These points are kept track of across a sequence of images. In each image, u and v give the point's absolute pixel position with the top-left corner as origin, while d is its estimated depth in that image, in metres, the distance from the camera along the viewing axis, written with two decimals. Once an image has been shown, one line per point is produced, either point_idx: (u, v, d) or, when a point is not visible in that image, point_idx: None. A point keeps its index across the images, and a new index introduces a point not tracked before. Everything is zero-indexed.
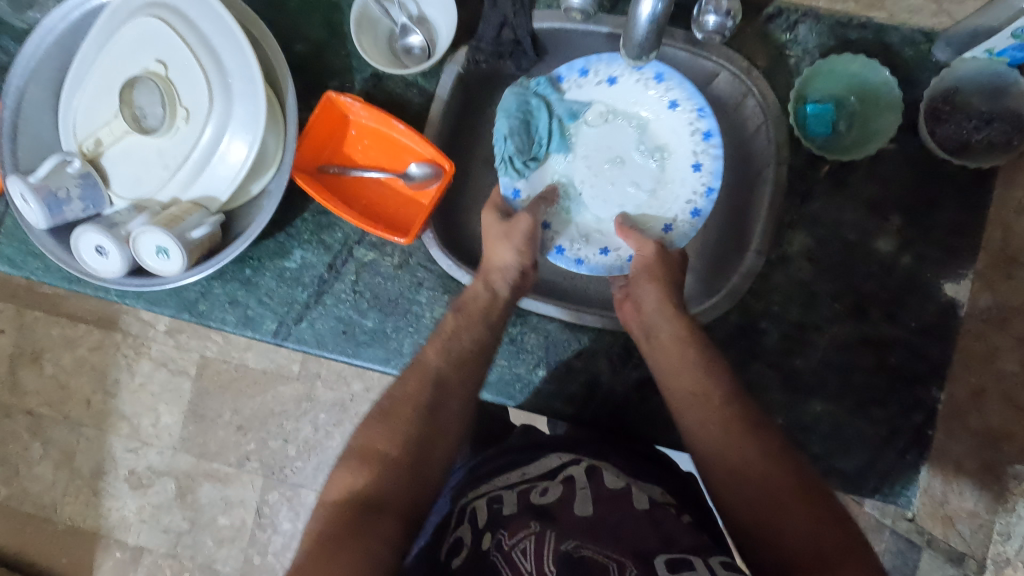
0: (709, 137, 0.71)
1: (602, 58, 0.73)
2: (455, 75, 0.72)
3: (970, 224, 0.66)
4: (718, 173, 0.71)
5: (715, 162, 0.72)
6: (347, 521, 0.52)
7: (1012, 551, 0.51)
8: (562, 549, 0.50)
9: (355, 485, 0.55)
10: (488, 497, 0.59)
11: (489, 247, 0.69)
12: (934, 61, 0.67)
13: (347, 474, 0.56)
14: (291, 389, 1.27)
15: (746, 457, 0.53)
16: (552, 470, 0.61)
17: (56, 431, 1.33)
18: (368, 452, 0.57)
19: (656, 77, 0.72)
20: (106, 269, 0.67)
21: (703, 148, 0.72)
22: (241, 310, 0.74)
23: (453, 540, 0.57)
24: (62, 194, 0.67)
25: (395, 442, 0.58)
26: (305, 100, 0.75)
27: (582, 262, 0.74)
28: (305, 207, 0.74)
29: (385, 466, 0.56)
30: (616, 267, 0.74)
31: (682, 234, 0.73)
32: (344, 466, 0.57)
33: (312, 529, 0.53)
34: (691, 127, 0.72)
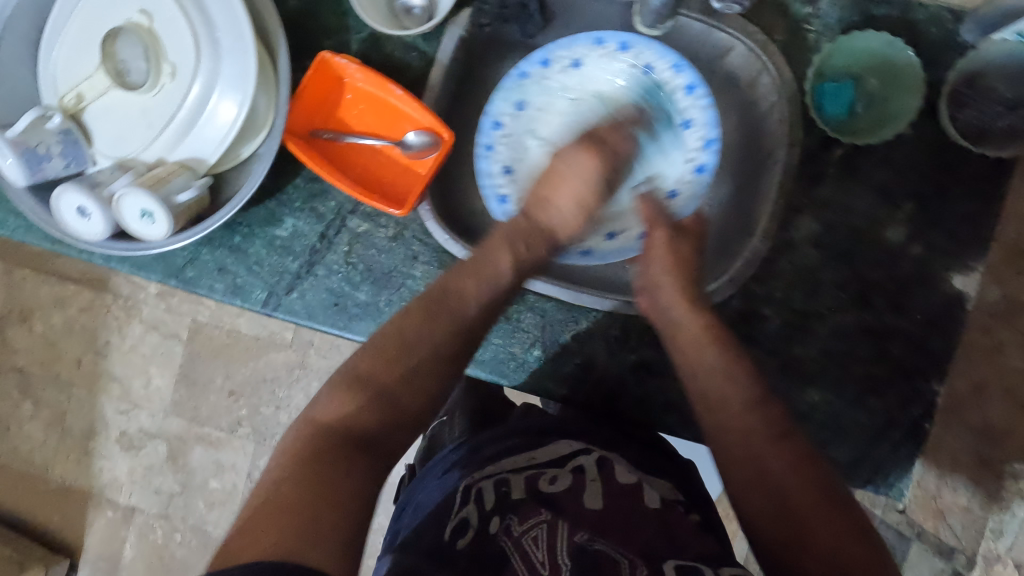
0: (693, 89, 0.68)
1: (560, 44, 0.71)
2: (457, 39, 0.68)
3: (984, 214, 0.64)
4: (712, 123, 0.68)
5: (706, 113, 0.69)
6: (329, 458, 0.54)
7: (1002, 548, 0.54)
8: (576, 541, 0.50)
9: (344, 411, 0.57)
10: (493, 479, 0.58)
11: (557, 190, 0.66)
12: (960, 42, 0.64)
13: (338, 399, 0.58)
14: (283, 356, 1.26)
15: (764, 465, 0.53)
16: (561, 457, 0.61)
17: (48, 390, 1.33)
18: (360, 381, 0.59)
19: (620, 46, 0.70)
20: (89, 231, 0.64)
21: (689, 102, 0.69)
22: (229, 278, 0.71)
23: (458, 519, 0.54)
24: (42, 150, 0.63)
25: (386, 372, 0.59)
26: (298, 59, 0.71)
27: (590, 252, 0.72)
28: (296, 173, 0.71)
29: (377, 405, 0.58)
30: (627, 248, 0.72)
31: (690, 197, 0.71)
32: (336, 391, 0.59)
33: (284, 454, 0.55)
34: (671, 86, 0.70)
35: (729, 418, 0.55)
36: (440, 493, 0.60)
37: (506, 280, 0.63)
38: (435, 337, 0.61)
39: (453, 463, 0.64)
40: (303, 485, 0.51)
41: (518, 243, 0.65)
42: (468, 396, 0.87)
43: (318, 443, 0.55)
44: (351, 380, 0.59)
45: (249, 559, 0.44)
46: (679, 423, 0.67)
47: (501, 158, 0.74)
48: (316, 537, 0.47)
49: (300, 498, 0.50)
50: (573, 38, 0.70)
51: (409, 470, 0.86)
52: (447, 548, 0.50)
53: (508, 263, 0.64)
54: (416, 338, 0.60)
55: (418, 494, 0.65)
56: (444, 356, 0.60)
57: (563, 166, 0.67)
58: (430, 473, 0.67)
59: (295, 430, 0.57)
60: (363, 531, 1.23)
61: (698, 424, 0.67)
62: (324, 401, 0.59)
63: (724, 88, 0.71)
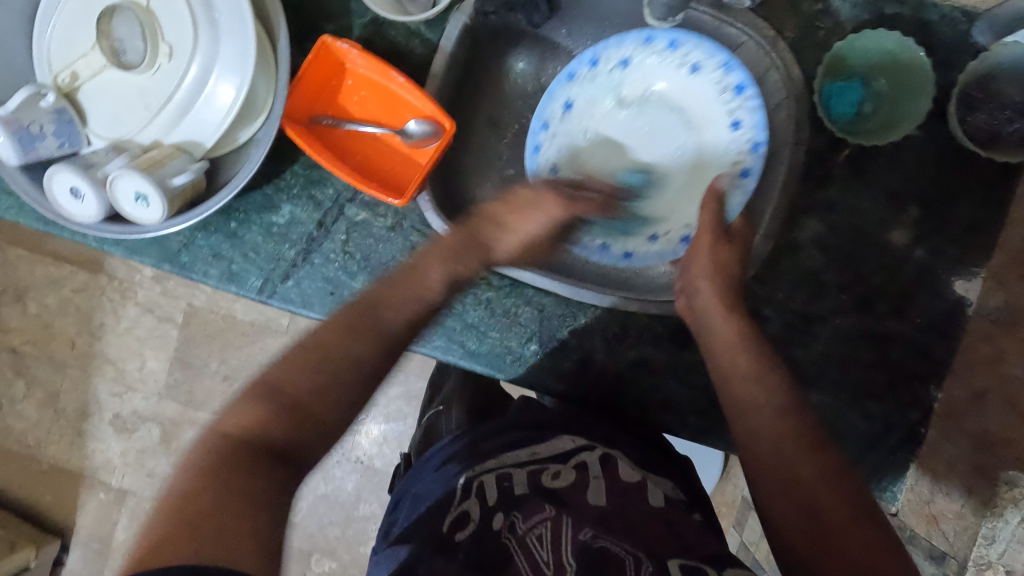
0: (742, 90, 0.65)
1: (609, 43, 0.69)
2: (461, 27, 0.67)
3: (990, 219, 0.63)
4: (760, 125, 0.64)
5: (755, 114, 0.65)
6: (234, 472, 0.48)
7: (994, 555, 0.53)
8: (581, 539, 0.49)
9: (252, 426, 0.51)
10: (495, 474, 0.58)
11: (513, 214, 0.64)
12: (972, 44, 0.63)
13: (247, 408, 0.52)
14: (278, 343, 1.25)
15: (796, 474, 0.52)
16: (562, 453, 0.60)
17: (41, 370, 1.32)
18: (275, 392, 0.54)
19: (669, 45, 0.68)
20: (83, 213, 0.63)
21: (738, 103, 0.66)
22: (225, 264, 0.71)
23: (458, 512, 0.55)
24: (35, 128, 0.62)
25: (306, 378, 0.54)
26: (300, 42, 0.70)
27: (631, 254, 0.71)
28: (295, 159, 0.70)
29: (292, 417, 0.53)
30: (668, 251, 0.70)
31: (737, 199, 0.66)
32: (248, 401, 0.53)
33: (173, 487, 0.47)
34: (720, 87, 0.67)
35: (758, 426, 0.55)
36: (440, 487, 0.60)
37: (437, 296, 0.61)
38: (363, 348, 0.57)
39: (451, 456, 0.64)
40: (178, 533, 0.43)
41: (451, 262, 0.62)
42: (466, 389, 0.87)
43: (222, 461, 0.49)
44: (263, 390, 0.54)
45: None
46: (676, 421, 0.67)
47: (547, 156, 0.73)
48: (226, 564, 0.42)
49: (206, 517, 0.44)
50: (621, 37, 0.69)
51: (404, 458, 0.87)
52: (447, 542, 0.52)
53: (440, 277, 0.62)
54: (352, 354, 0.56)
55: (416, 483, 0.65)
56: (370, 370, 0.57)
57: (524, 200, 0.64)
58: (426, 463, 0.67)
59: (197, 445, 0.51)
60: (356, 519, 1.23)
61: (695, 423, 0.66)
62: (236, 410, 0.52)
63: None
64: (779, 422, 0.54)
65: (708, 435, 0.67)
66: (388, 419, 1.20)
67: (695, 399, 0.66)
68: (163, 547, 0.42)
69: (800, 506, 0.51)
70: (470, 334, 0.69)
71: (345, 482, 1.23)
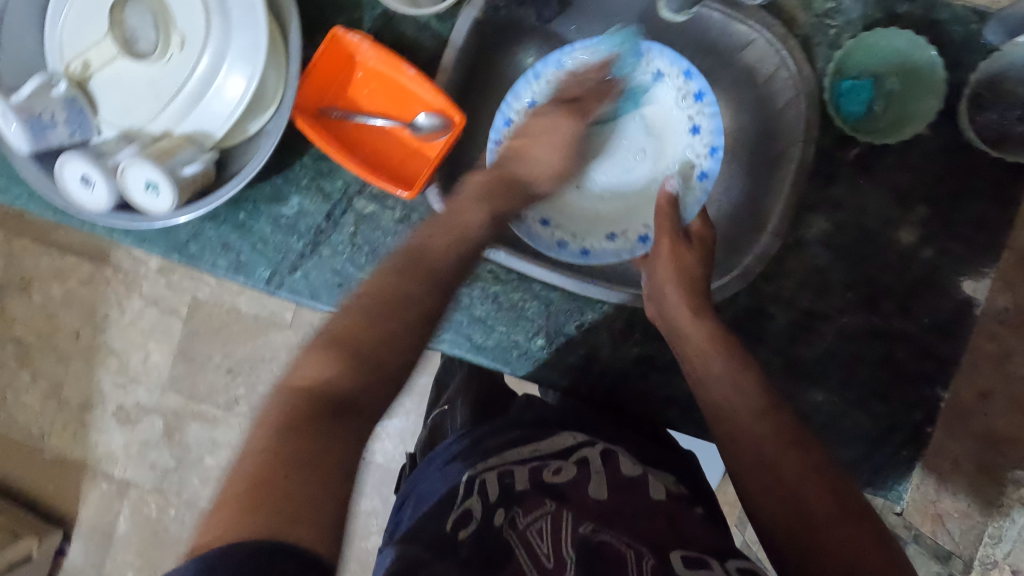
0: (702, 97, 0.70)
1: (579, 45, 0.68)
2: (472, 22, 0.66)
3: (999, 219, 0.63)
4: (718, 130, 0.69)
5: (713, 120, 0.70)
6: (309, 424, 0.46)
7: (999, 554, 0.53)
8: (581, 533, 0.49)
9: (322, 376, 0.49)
10: (498, 470, 0.58)
11: (529, 138, 0.67)
12: (984, 44, 0.63)
13: (316, 358, 0.50)
14: (283, 337, 1.25)
15: (780, 474, 0.52)
16: (564, 450, 0.60)
17: (45, 361, 1.32)
18: (340, 341, 0.51)
19: (637, 54, 0.70)
20: (92, 201, 0.63)
21: (696, 109, 0.71)
22: (233, 255, 0.71)
23: (461, 510, 0.54)
24: (46, 117, 0.63)
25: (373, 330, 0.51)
26: (310, 35, 0.70)
27: (589, 252, 0.71)
28: (303, 151, 0.70)
29: (359, 365, 0.50)
30: (626, 249, 0.72)
31: (695, 202, 0.70)
32: (314, 351, 0.51)
33: (255, 436, 0.46)
34: (680, 95, 0.71)
35: (742, 427, 0.55)
36: (444, 485, 0.60)
37: (479, 234, 0.60)
38: (422, 290, 0.54)
39: (455, 455, 0.64)
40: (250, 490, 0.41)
41: (489, 198, 0.63)
42: (470, 384, 0.87)
43: (293, 413, 0.47)
44: (328, 339, 0.51)
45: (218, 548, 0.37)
46: (681, 418, 0.67)
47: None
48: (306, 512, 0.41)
49: (280, 470, 0.42)
50: (597, 40, 0.68)
51: (409, 458, 0.87)
52: (449, 539, 0.51)
53: (479, 217, 0.61)
54: (411, 295, 0.54)
55: (420, 483, 0.65)
56: (428, 312, 0.54)
57: (539, 123, 0.67)
58: (431, 462, 0.67)
59: (271, 399, 0.49)
60: (358, 513, 1.23)
61: (699, 419, 0.66)
62: (304, 363, 0.50)
63: (741, 83, 0.70)
64: (785, 419, 0.54)
65: (712, 432, 0.67)
66: (391, 414, 1.20)
67: None
68: (236, 503, 0.40)
69: (794, 509, 0.50)
70: (477, 328, 0.69)
71: None
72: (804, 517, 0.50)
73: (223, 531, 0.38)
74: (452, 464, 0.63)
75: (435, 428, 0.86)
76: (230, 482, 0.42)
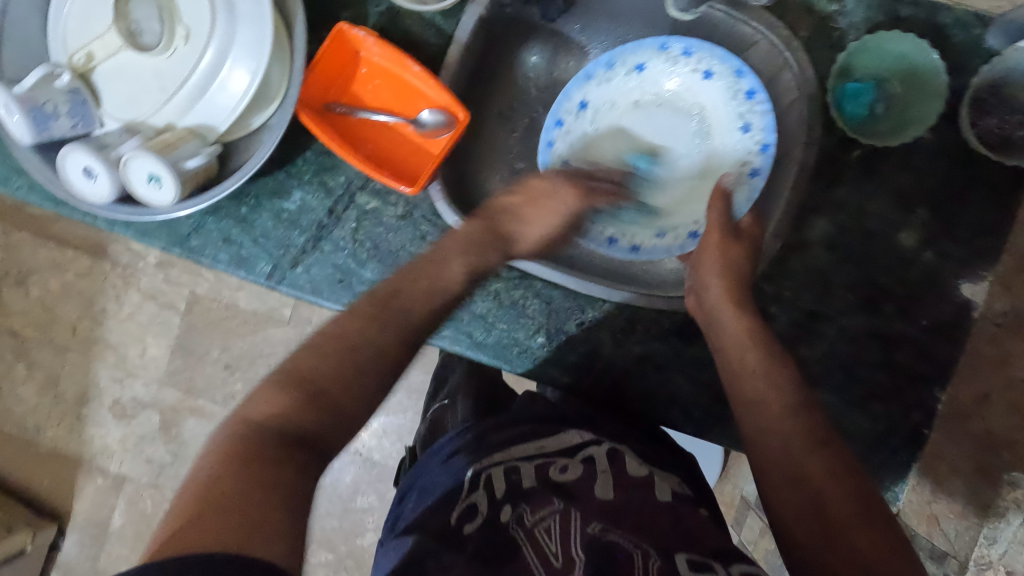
0: (753, 95, 0.67)
1: (625, 48, 0.71)
2: (477, 18, 0.66)
3: (1000, 222, 0.63)
4: (771, 128, 0.66)
5: (765, 118, 0.67)
6: (267, 455, 0.46)
7: (995, 554, 0.53)
8: (589, 532, 0.49)
9: (279, 412, 0.50)
10: (504, 467, 0.58)
11: (530, 209, 0.66)
12: (986, 48, 0.63)
13: (274, 395, 0.51)
14: (281, 333, 1.25)
15: (803, 470, 0.51)
16: (571, 447, 0.60)
17: (42, 354, 1.32)
18: (301, 378, 0.52)
19: (685, 51, 0.69)
20: (95, 193, 0.63)
21: (747, 107, 0.68)
22: (235, 249, 0.71)
23: (466, 504, 0.54)
24: (49, 108, 0.62)
25: (330, 369, 0.53)
26: (316, 29, 0.70)
27: (638, 248, 0.71)
28: (308, 146, 0.70)
29: (316, 405, 0.51)
30: (676, 246, 0.71)
31: (745, 198, 0.68)
32: (272, 385, 0.52)
33: (209, 460, 0.46)
34: (731, 92, 0.69)
35: (756, 421, 0.55)
36: (449, 479, 0.59)
37: (455, 291, 0.61)
38: (388, 335, 0.56)
39: (456, 450, 0.64)
40: (207, 510, 0.41)
41: (466, 245, 0.63)
42: (470, 382, 0.88)
43: (251, 443, 0.47)
44: (290, 375, 0.52)
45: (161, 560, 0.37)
46: (681, 416, 0.67)
47: (561, 153, 0.74)
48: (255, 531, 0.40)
49: (239, 492, 0.43)
50: (638, 43, 0.70)
51: (409, 451, 0.88)
52: (454, 533, 0.51)
53: (459, 270, 0.62)
54: (379, 338, 0.56)
55: (421, 476, 0.65)
56: (394, 357, 0.56)
57: (543, 188, 0.67)
58: (433, 456, 0.67)
59: (225, 431, 0.49)
60: (354, 511, 1.23)
61: (699, 418, 0.67)
62: (262, 397, 0.51)
63: None
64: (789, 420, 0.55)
65: (711, 431, 0.67)
66: (389, 412, 1.20)
67: (699, 395, 0.67)
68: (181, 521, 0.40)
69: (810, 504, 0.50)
70: (478, 325, 0.69)
71: (344, 474, 1.23)
72: (824, 517, 0.49)
73: (175, 547, 0.38)
74: (454, 459, 0.63)
75: (436, 422, 0.86)
76: (182, 503, 0.42)
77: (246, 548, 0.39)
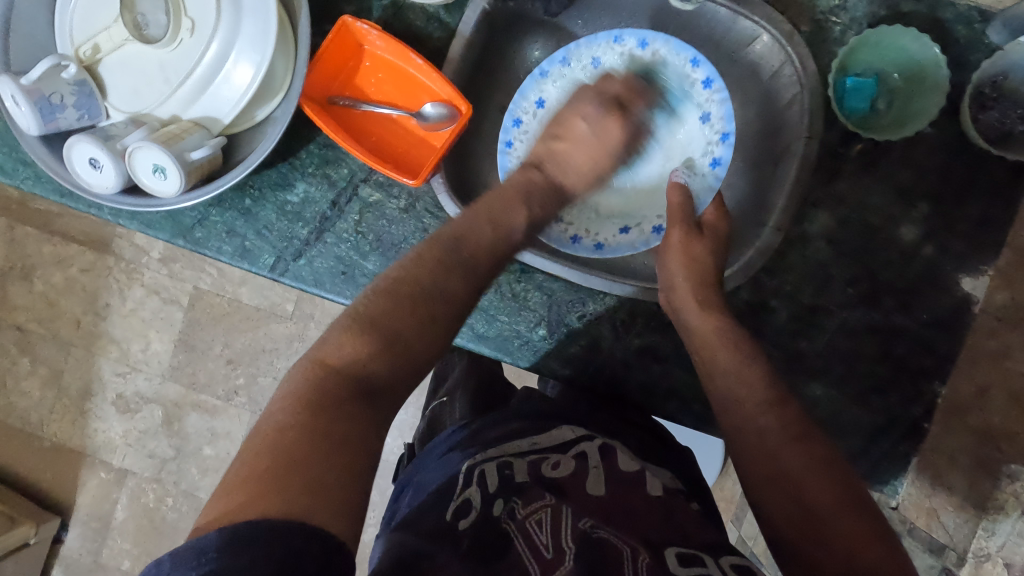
0: (711, 84, 0.69)
1: (581, 44, 0.72)
2: (479, 13, 0.67)
3: (1000, 217, 0.63)
4: (729, 116, 0.69)
5: (723, 106, 0.70)
6: (336, 406, 0.48)
7: (993, 546, 0.54)
8: (580, 527, 0.48)
9: (350, 359, 0.51)
10: (497, 462, 0.57)
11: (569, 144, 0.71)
12: (987, 43, 0.63)
13: (345, 340, 0.52)
14: (284, 328, 1.25)
15: (781, 465, 0.53)
16: (563, 443, 0.60)
17: (45, 348, 1.33)
18: (371, 325, 0.53)
19: (639, 44, 0.71)
20: (100, 184, 0.64)
21: (706, 96, 0.70)
22: (238, 241, 0.71)
23: (461, 499, 0.54)
24: (55, 100, 0.62)
25: (403, 320, 0.54)
26: (318, 23, 0.71)
27: (602, 246, 0.72)
28: (310, 139, 0.70)
29: (389, 352, 0.53)
30: (639, 241, 0.73)
31: (706, 186, 0.71)
32: (344, 330, 0.53)
33: (285, 403, 0.48)
34: (688, 82, 0.71)
35: (747, 415, 0.56)
36: (444, 472, 0.60)
37: (517, 237, 0.64)
38: (453, 283, 0.58)
39: (455, 444, 0.64)
40: (275, 465, 0.42)
41: (534, 201, 0.67)
42: (470, 376, 0.88)
43: (322, 393, 0.48)
44: (362, 322, 0.53)
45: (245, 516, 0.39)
46: (680, 409, 0.67)
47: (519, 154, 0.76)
48: (329, 484, 0.42)
49: (309, 443, 0.44)
50: (592, 38, 0.72)
51: (408, 447, 0.87)
52: (448, 528, 0.50)
53: (522, 219, 0.65)
54: (442, 286, 0.57)
55: (419, 471, 0.65)
56: (459, 306, 0.57)
57: (575, 123, 0.71)
58: (431, 452, 0.67)
59: (300, 372, 0.51)
60: None
61: (699, 411, 0.67)
62: (333, 341, 0.53)
63: (745, 79, 0.71)
64: (785, 413, 0.55)
65: (711, 425, 0.67)
66: None
67: (700, 388, 0.67)
68: (254, 476, 0.42)
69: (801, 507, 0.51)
70: (479, 317, 0.69)
71: None
72: (809, 514, 0.50)
73: (247, 505, 0.40)
74: (450, 455, 0.63)
75: (434, 420, 0.86)
76: (252, 453, 0.43)
77: (310, 507, 0.40)
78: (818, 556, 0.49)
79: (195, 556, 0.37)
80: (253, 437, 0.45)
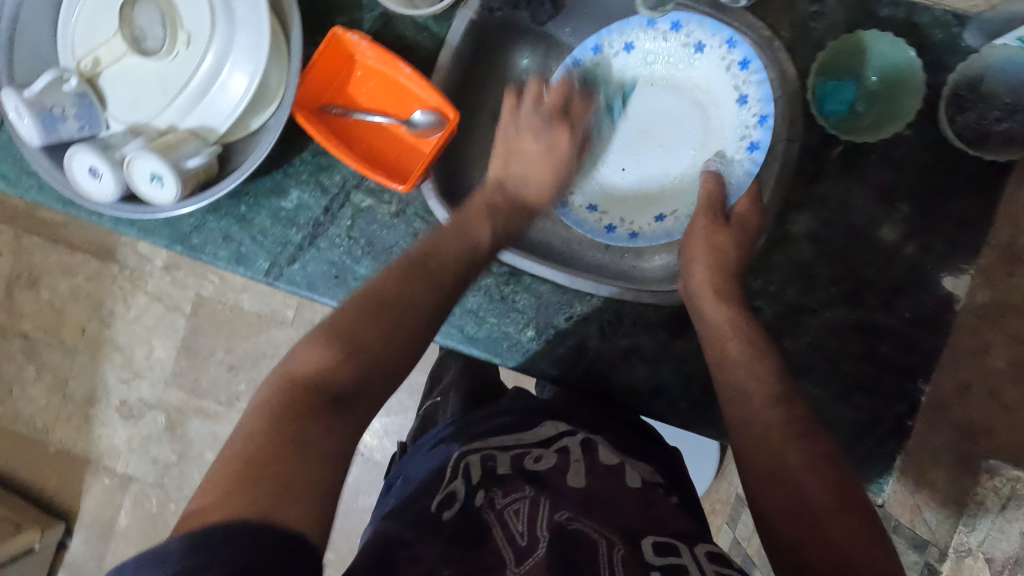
0: (748, 64, 0.67)
1: (612, 29, 0.71)
2: (467, 22, 0.69)
3: (980, 216, 0.64)
4: (768, 97, 0.66)
5: (761, 87, 0.66)
6: (300, 409, 0.50)
7: (974, 541, 0.52)
8: (557, 518, 0.50)
9: (317, 367, 0.53)
10: (481, 454, 0.58)
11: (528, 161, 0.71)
12: (963, 46, 0.65)
13: (314, 352, 0.54)
14: (284, 334, 1.27)
15: (770, 459, 0.54)
16: (547, 438, 0.61)
17: (51, 356, 1.35)
18: (341, 333, 0.56)
19: (672, 26, 0.70)
20: (100, 192, 0.66)
21: (742, 78, 0.68)
22: (234, 247, 0.73)
23: (445, 493, 0.54)
24: (57, 111, 0.65)
25: (367, 327, 0.56)
26: (312, 34, 0.73)
27: (638, 235, 0.73)
28: (304, 146, 0.72)
29: (353, 360, 0.54)
30: (676, 229, 0.72)
31: (743, 172, 0.69)
32: (311, 344, 0.55)
33: (254, 414, 0.49)
34: (726, 63, 0.69)
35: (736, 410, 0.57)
36: (431, 464, 0.61)
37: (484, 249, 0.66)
38: (415, 284, 0.60)
39: (441, 439, 0.66)
40: (238, 472, 0.43)
41: (496, 214, 0.69)
42: (464, 378, 0.89)
43: (292, 397, 0.50)
44: (328, 333, 0.56)
45: (212, 522, 0.39)
46: (667, 408, 0.68)
47: None
48: (289, 485, 0.43)
49: (272, 449, 0.45)
50: (624, 22, 0.70)
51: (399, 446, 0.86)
52: (432, 518, 0.51)
53: (486, 233, 0.67)
54: (407, 294, 0.59)
55: (408, 465, 0.66)
56: (424, 311, 0.59)
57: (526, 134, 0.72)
58: (420, 448, 0.68)
59: (269, 384, 0.53)
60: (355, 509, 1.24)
61: (686, 410, 0.68)
62: (302, 354, 0.55)
63: None
64: (780, 403, 0.56)
65: (698, 424, 0.68)
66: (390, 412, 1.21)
67: (686, 386, 0.68)
68: (215, 486, 0.43)
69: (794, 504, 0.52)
70: (469, 319, 0.71)
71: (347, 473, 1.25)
72: (800, 510, 0.51)
73: (210, 509, 0.41)
74: (439, 448, 0.64)
75: (428, 418, 0.87)
76: (220, 461, 0.45)
77: (273, 509, 0.41)
78: (800, 549, 0.49)
79: (156, 560, 0.37)
80: (221, 450, 0.46)
